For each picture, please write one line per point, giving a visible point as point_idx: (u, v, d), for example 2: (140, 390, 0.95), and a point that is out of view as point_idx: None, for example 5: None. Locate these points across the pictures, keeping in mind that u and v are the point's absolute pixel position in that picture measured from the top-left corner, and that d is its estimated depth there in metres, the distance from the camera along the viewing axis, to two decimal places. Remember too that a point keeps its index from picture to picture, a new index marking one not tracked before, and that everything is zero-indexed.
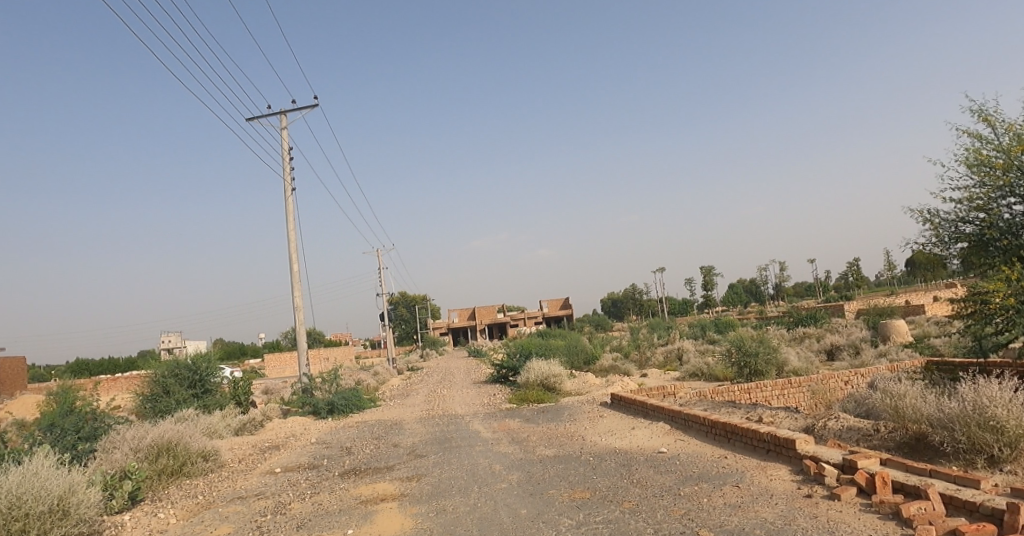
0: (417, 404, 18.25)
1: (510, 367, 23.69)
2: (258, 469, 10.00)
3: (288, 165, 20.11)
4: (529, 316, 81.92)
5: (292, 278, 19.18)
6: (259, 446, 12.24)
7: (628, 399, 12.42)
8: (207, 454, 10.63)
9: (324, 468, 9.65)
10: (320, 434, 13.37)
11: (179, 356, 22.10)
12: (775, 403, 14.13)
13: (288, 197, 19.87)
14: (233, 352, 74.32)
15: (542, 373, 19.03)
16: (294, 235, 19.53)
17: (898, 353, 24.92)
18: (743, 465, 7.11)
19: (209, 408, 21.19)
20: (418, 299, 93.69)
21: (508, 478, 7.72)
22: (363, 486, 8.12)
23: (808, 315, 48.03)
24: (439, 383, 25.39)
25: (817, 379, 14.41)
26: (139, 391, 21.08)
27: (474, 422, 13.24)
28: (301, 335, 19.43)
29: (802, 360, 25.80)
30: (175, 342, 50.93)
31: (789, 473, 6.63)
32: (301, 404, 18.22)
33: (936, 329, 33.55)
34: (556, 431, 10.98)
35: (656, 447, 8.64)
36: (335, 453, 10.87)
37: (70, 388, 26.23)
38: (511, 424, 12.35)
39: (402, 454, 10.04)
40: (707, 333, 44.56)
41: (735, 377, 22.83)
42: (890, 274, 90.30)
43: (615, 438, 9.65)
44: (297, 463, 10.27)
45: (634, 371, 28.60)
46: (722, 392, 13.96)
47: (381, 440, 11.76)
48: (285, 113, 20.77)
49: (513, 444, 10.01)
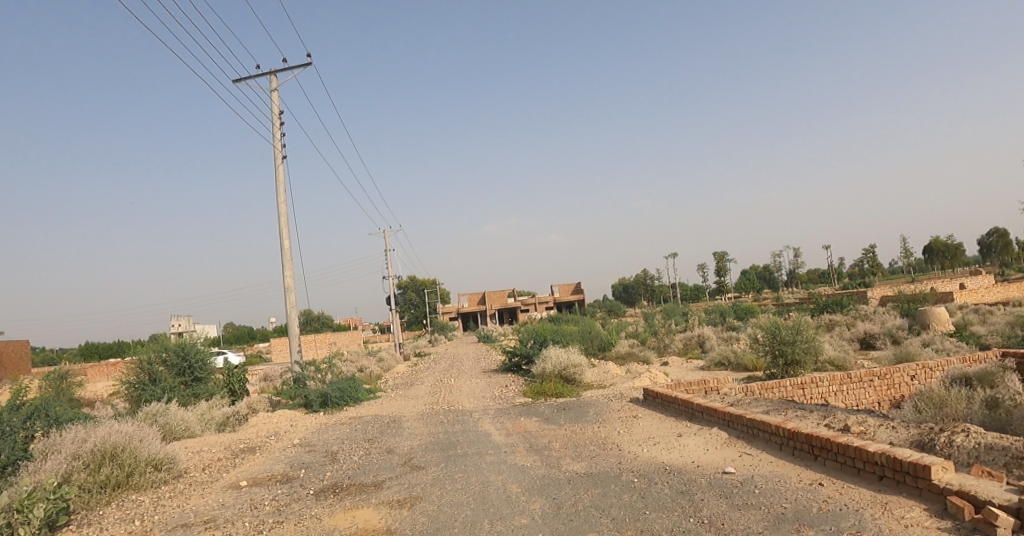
0: (421, 396, 16.39)
1: (523, 354, 21.84)
2: (221, 482, 8.15)
3: (277, 131, 18.12)
4: (540, 302, 80.21)
5: (283, 255, 17.32)
6: (231, 448, 10.41)
7: (667, 397, 10.42)
8: (160, 463, 8.75)
9: (298, 482, 7.76)
10: (306, 433, 11.53)
11: (168, 339, 20.38)
12: (833, 401, 12.19)
13: (278, 167, 17.90)
14: (241, 336, 73.51)
15: (560, 363, 17.04)
16: (285, 209, 17.61)
17: (945, 344, 22.88)
18: (854, 500, 5.26)
19: (199, 398, 19.48)
20: (427, 283, 91.97)
21: (529, 508, 5.79)
22: (339, 516, 6.21)
23: (833, 303, 45.81)
24: (445, 372, 23.66)
25: (881, 372, 12.48)
26: (125, 379, 19.44)
27: (484, 421, 11.28)
28: (293, 318, 17.54)
29: (838, 350, 23.81)
30: (182, 326, 49.82)
31: (929, 517, 4.73)
32: (293, 396, 16.43)
33: (977, 318, 31.41)
34: (583, 436, 9.03)
35: (719, 465, 6.74)
36: (318, 460, 8.98)
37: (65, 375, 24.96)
38: (528, 425, 10.39)
39: (395, 465, 8.14)
40: (727, 320, 42.31)
41: (769, 368, 20.76)
42: (909, 260, 87.66)
43: (660, 449, 7.73)
44: (268, 474, 8.41)
45: (654, 359, 26.73)
46: (772, 389, 11.98)
47: (374, 444, 9.89)
48: (275, 73, 18.69)
49: (532, 455, 8.05)
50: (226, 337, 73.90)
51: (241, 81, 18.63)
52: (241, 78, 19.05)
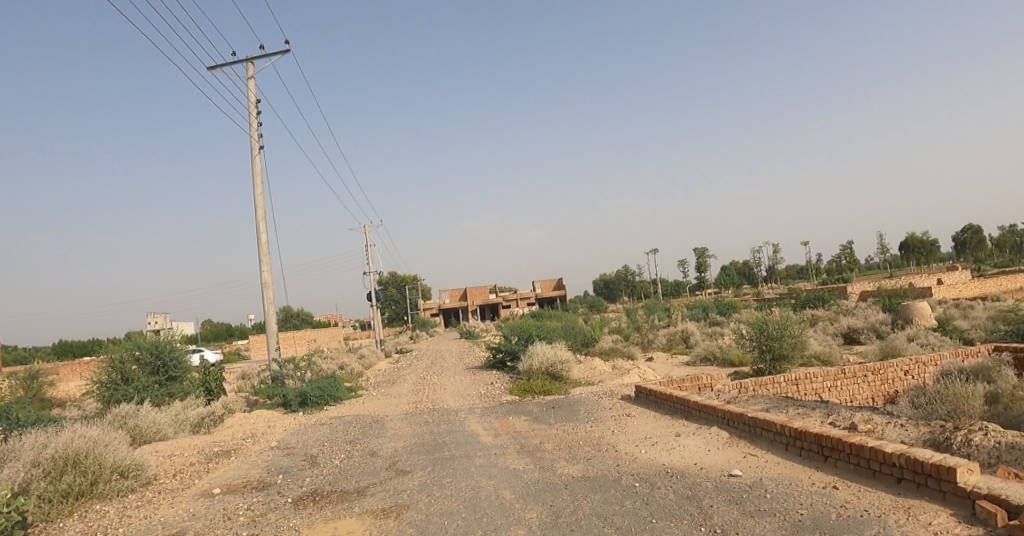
0: (404, 395, 15.87)
1: (508, 350, 21.41)
2: (192, 490, 7.60)
3: (254, 120, 17.42)
4: (523, 298, 79.90)
5: (260, 250, 16.67)
6: (204, 452, 9.83)
7: (661, 394, 10.07)
8: (127, 470, 8.14)
9: (275, 489, 7.25)
10: (284, 434, 10.97)
11: (141, 336, 19.60)
12: (828, 396, 11.98)
13: (255, 157, 17.21)
14: (219, 333, 72.03)
15: (547, 359, 16.63)
16: (262, 202, 16.95)
17: (929, 339, 22.95)
18: (874, 505, 4.95)
19: (173, 398, 18.75)
20: (409, 279, 91.15)
21: (526, 518, 5.37)
22: (320, 528, 5.72)
23: (815, 298, 46.11)
24: (428, 369, 23.14)
25: (875, 367, 12.31)
26: (94, 378, 18.64)
27: (471, 420, 10.84)
28: (271, 314, 16.91)
29: (824, 345, 23.72)
30: (158, 323, 48.56)
31: (958, 523, 4.42)
32: (270, 395, 15.82)
33: (957, 313, 31.69)
34: (577, 436, 8.64)
35: (724, 467, 6.40)
36: (296, 464, 8.46)
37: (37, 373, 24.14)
38: (517, 425, 9.97)
39: (379, 469, 7.67)
40: (710, 315, 42.38)
41: (756, 363, 20.38)
42: (886, 256, 88.99)
43: (659, 449, 7.36)
44: (243, 480, 7.87)
45: (639, 354, 26.50)
46: (767, 385, 11.71)
47: (356, 446, 9.39)
48: (252, 60, 17.96)
49: (524, 457, 7.63)
50: (203, 334, 72.31)
51: (216, 69, 17.88)
52: (216, 65, 18.26)
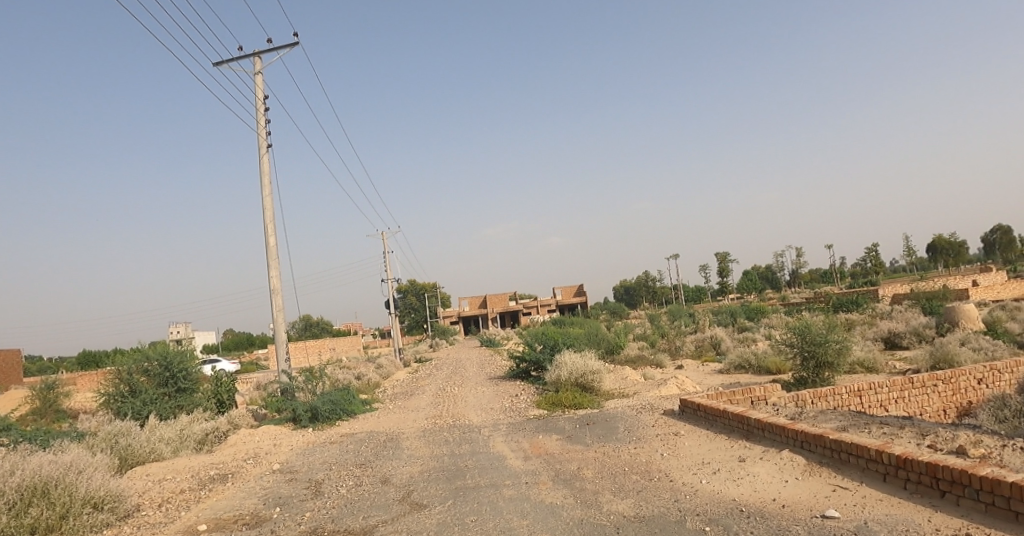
0: (422, 409, 14.78)
1: (532, 359, 20.24)
2: (176, 526, 6.55)
3: (261, 117, 16.57)
4: (543, 304, 78.81)
5: (268, 254, 15.76)
6: (200, 476, 8.82)
7: (714, 411, 8.82)
8: (102, 503, 7.10)
9: (269, 526, 6.18)
10: (290, 455, 9.94)
11: (151, 346, 18.77)
12: (894, 410, 10.60)
13: (262, 157, 16.35)
14: (240, 342, 71.88)
15: (575, 369, 15.41)
16: (271, 203, 16.06)
17: (983, 343, 21.20)
18: None
19: (182, 410, 17.86)
20: (428, 287, 90.37)
21: None
22: None
23: (849, 302, 44.21)
24: (448, 379, 22.05)
25: (947, 375, 10.90)
26: (102, 391, 17.82)
27: (496, 440, 9.69)
28: (280, 322, 15.95)
29: (867, 351, 22.10)
30: (180, 333, 48.38)
31: None
32: (280, 409, 14.84)
33: (1005, 316, 29.70)
34: (621, 461, 7.43)
35: (814, 505, 5.17)
36: (297, 494, 7.40)
37: (53, 384, 23.69)
38: (549, 446, 8.79)
39: (392, 502, 6.55)
40: (738, 320, 40.84)
41: (798, 370, 18.92)
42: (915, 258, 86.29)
43: (724, 479, 6.14)
44: (235, 513, 6.82)
45: (668, 362, 25.14)
46: (827, 397, 10.38)
47: (367, 470, 8.30)
48: (259, 55, 17.13)
49: (562, 488, 6.46)
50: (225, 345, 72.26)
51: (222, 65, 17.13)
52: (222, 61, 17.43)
